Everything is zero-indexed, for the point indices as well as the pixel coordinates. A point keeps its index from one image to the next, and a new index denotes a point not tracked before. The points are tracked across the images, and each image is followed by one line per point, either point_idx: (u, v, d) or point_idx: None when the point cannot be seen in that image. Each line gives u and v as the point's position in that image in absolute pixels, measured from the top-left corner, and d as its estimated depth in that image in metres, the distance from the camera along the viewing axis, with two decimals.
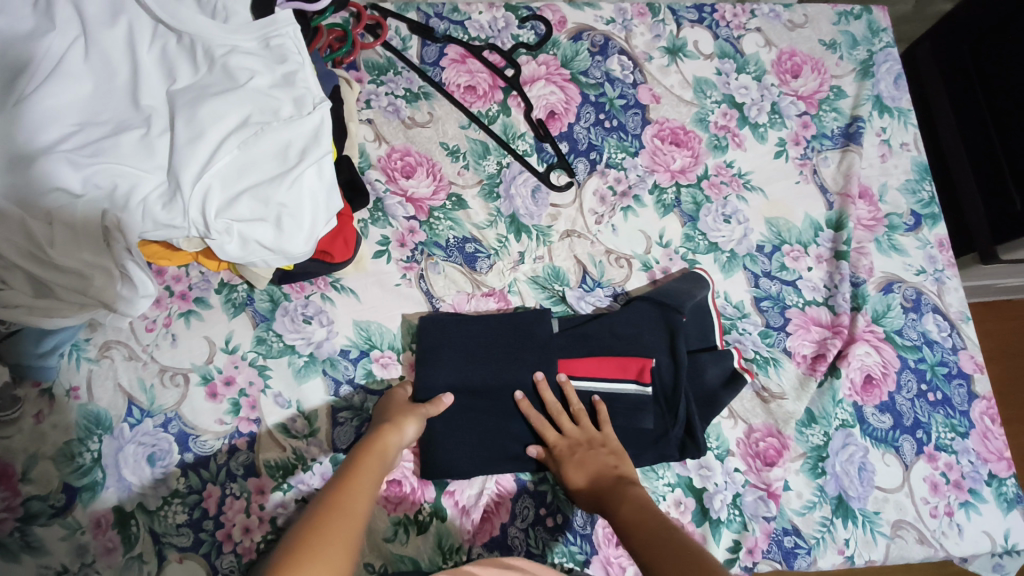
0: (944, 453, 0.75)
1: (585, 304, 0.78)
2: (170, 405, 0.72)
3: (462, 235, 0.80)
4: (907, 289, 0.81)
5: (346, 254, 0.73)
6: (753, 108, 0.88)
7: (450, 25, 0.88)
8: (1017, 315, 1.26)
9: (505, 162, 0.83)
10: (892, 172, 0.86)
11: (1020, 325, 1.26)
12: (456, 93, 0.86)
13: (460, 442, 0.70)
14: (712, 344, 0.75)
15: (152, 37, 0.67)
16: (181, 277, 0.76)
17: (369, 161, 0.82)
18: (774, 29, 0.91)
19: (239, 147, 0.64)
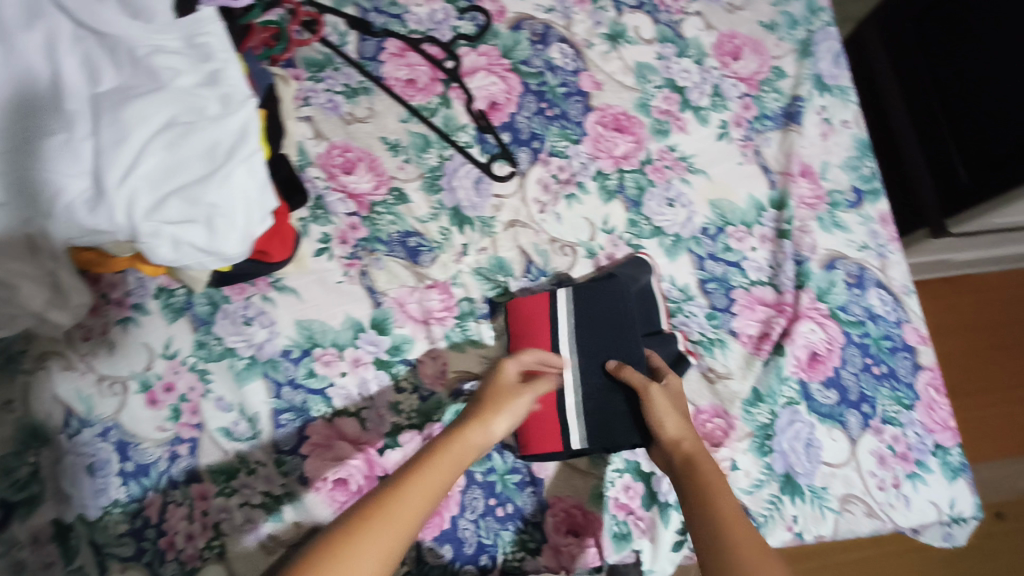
0: (890, 426, 0.76)
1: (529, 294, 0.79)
2: (109, 414, 0.71)
3: (404, 230, 0.79)
4: (850, 265, 0.82)
5: (284, 253, 0.72)
6: (695, 91, 0.88)
7: (388, 19, 0.87)
8: (953, 292, 1.29)
9: (447, 154, 0.83)
10: (834, 150, 0.87)
11: (958, 301, 1.29)
12: (396, 87, 0.85)
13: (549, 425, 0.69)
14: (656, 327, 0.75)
15: (71, 41, 0.62)
16: (117, 284, 0.74)
17: (308, 159, 0.81)
18: (714, 12, 0.91)
19: (166, 148, 0.62)
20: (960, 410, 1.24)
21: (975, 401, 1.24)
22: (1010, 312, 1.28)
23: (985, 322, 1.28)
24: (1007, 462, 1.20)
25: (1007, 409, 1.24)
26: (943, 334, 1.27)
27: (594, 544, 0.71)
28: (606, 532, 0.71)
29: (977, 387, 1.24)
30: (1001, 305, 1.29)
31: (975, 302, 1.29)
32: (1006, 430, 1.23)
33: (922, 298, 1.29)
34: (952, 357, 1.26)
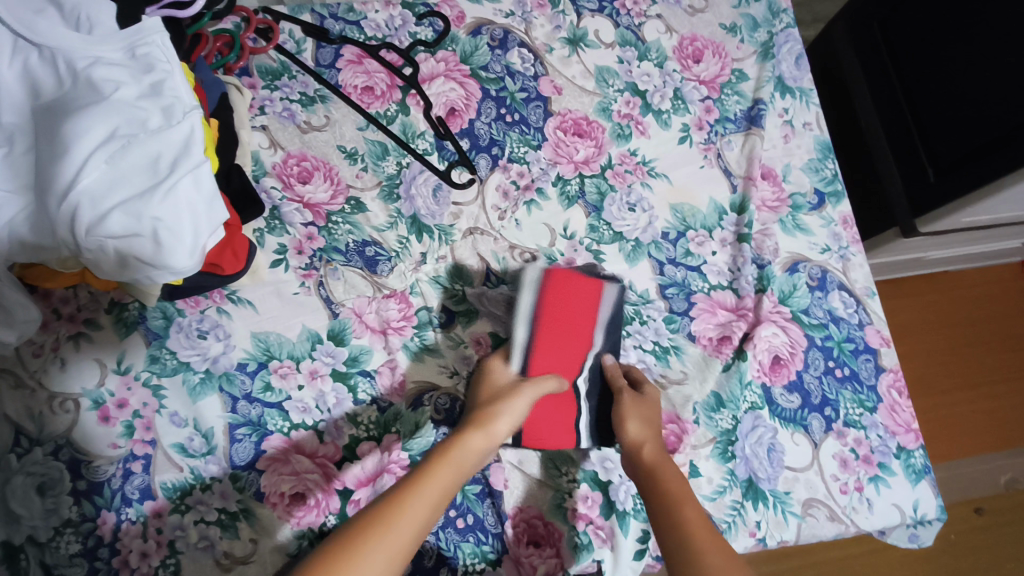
0: (853, 429, 0.76)
1: (486, 301, 0.78)
2: (60, 431, 0.69)
3: (362, 239, 0.78)
4: (813, 268, 0.81)
5: (236, 266, 0.71)
6: (656, 95, 0.87)
7: (345, 25, 0.86)
8: (923, 290, 1.29)
9: (405, 162, 0.82)
10: (795, 152, 0.86)
11: (928, 299, 1.29)
12: (353, 95, 0.84)
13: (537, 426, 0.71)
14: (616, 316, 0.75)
15: (10, 52, 0.62)
16: (68, 299, 0.73)
17: (264, 169, 0.79)
18: (675, 15, 0.91)
19: (107, 161, 0.59)
20: (933, 408, 1.23)
21: (947, 399, 1.24)
22: (979, 309, 1.29)
23: (954, 320, 1.28)
24: (982, 458, 1.20)
25: (978, 406, 1.24)
26: (913, 333, 1.27)
27: (555, 555, 0.70)
28: (566, 543, 0.70)
29: (949, 385, 1.24)
30: (969, 303, 1.29)
31: (944, 301, 1.29)
32: (978, 427, 1.23)
33: (888, 299, 1.29)
34: (923, 356, 1.26)
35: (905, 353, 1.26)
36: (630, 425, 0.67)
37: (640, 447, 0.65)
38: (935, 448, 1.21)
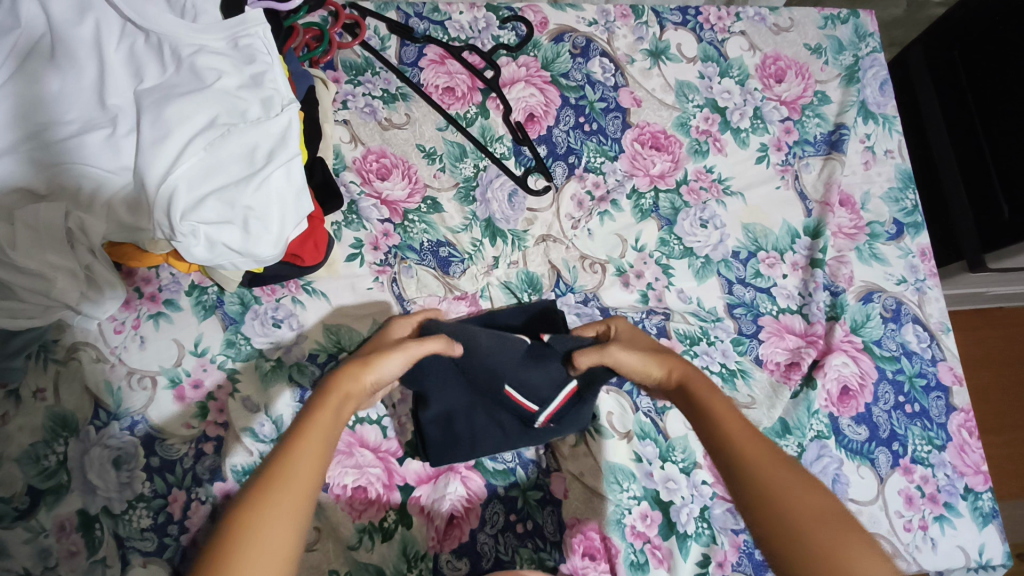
0: (920, 466, 0.74)
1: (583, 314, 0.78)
2: (137, 408, 0.71)
3: (436, 239, 0.79)
4: (887, 299, 0.80)
5: (316, 258, 0.72)
6: (736, 112, 0.86)
7: (430, 25, 0.87)
8: (989, 323, 1.26)
9: (482, 165, 0.83)
10: (875, 180, 0.85)
11: (994, 332, 1.25)
12: (435, 94, 0.84)
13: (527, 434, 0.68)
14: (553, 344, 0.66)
15: (119, 37, 0.63)
16: (150, 279, 0.75)
17: (344, 163, 0.80)
18: (759, 32, 0.89)
19: (205, 149, 0.61)
20: (1005, 444, 1.19)
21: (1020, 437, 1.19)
22: None
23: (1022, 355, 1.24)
24: None
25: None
26: (984, 365, 1.23)
27: (610, 570, 0.69)
28: (623, 560, 0.69)
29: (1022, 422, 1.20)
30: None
31: (1008, 335, 1.25)
32: None
33: (963, 329, 1.26)
34: (995, 389, 1.22)
35: (975, 385, 1.23)
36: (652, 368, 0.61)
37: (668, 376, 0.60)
38: (1003, 485, 1.17)
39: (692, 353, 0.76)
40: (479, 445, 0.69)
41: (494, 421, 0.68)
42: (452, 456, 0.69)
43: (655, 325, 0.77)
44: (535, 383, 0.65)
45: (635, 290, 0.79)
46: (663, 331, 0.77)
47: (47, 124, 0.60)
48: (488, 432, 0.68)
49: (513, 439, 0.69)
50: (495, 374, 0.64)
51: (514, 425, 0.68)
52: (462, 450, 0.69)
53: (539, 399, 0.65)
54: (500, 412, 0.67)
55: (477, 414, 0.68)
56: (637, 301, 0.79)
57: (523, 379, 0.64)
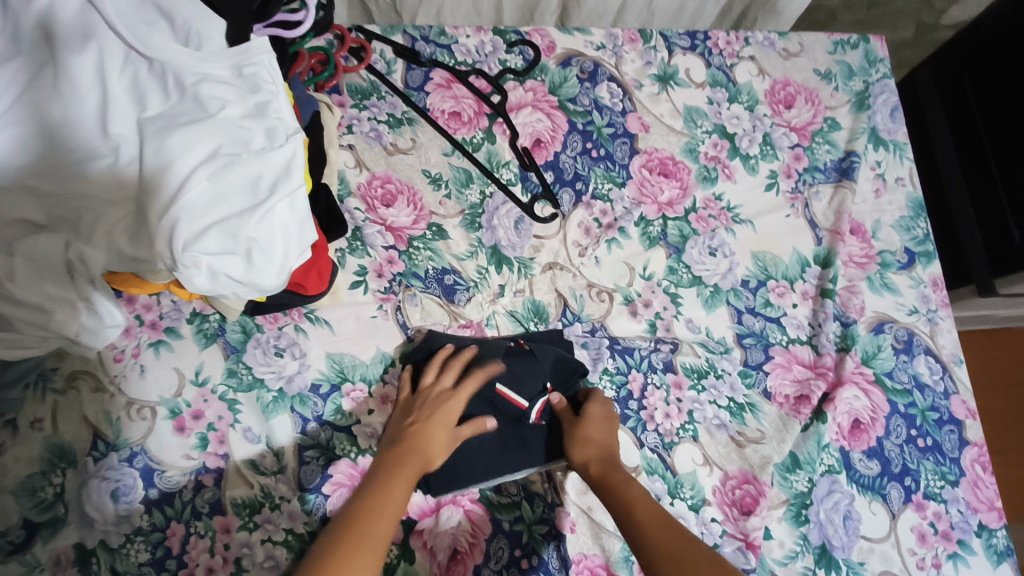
0: (933, 502, 0.73)
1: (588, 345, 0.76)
2: (136, 438, 0.69)
3: (441, 266, 0.78)
4: (899, 330, 0.79)
5: (320, 287, 0.71)
6: (745, 138, 0.85)
7: (436, 49, 0.86)
8: (996, 344, 1.24)
9: (488, 191, 0.82)
10: (886, 208, 0.84)
11: (1000, 353, 1.24)
12: (440, 119, 0.84)
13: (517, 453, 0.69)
14: (529, 351, 0.71)
15: (122, 63, 0.62)
16: (152, 306, 0.74)
17: (348, 189, 0.79)
18: (768, 57, 0.89)
19: (209, 179, 0.59)
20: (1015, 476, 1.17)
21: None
22: None
23: None
24: None
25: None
26: (993, 387, 1.21)
27: None
28: None
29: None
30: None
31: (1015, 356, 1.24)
32: None
33: (969, 351, 1.24)
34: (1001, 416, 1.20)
35: (984, 408, 1.21)
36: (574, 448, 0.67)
37: (588, 466, 0.66)
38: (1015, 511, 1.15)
39: (699, 387, 0.75)
40: (476, 465, 0.68)
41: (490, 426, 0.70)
42: (454, 483, 0.67)
43: (662, 360, 0.76)
44: (524, 378, 0.70)
45: (643, 320, 0.78)
46: (669, 366, 0.76)
47: (45, 151, 0.59)
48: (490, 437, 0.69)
49: (509, 457, 0.69)
50: (485, 367, 0.70)
51: (507, 427, 0.70)
52: (460, 474, 0.67)
53: (526, 395, 0.69)
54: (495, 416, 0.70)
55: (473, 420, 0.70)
56: (645, 331, 0.77)
57: (511, 371, 0.70)
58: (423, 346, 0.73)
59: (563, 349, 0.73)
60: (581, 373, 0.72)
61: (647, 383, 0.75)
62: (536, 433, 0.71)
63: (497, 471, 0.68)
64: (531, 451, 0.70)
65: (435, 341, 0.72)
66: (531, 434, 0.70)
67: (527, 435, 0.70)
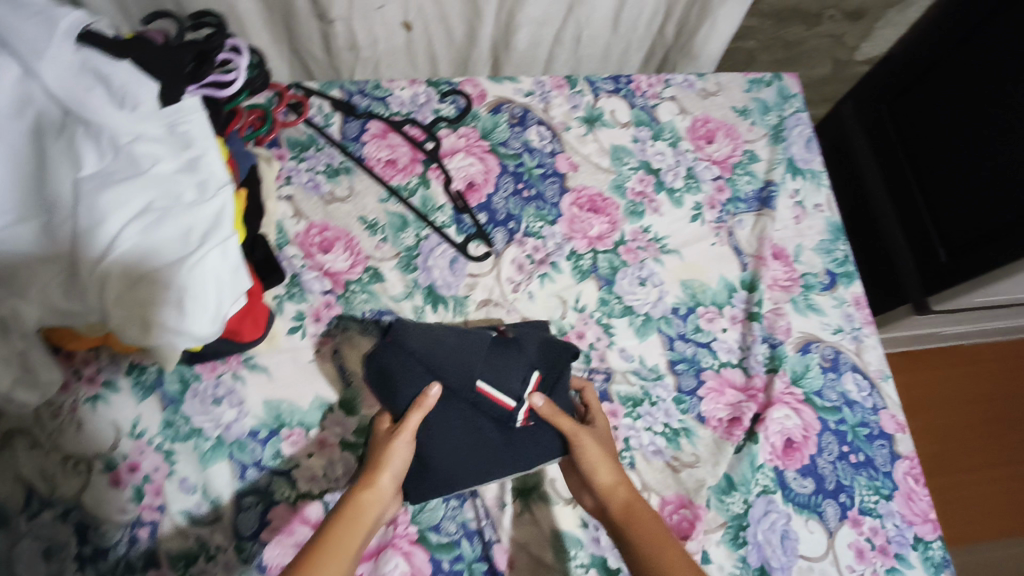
0: (868, 517, 0.74)
1: None
2: (71, 494, 0.69)
3: (377, 307, 0.80)
4: (825, 349, 0.81)
5: (255, 334, 0.73)
6: (669, 173, 0.89)
7: (372, 101, 0.91)
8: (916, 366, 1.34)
9: (423, 234, 0.84)
10: (807, 233, 0.87)
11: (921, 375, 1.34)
12: (377, 167, 0.87)
13: (501, 455, 0.66)
14: (512, 343, 0.68)
15: (58, 127, 0.63)
16: (90, 360, 0.74)
17: (287, 238, 0.82)
18: (688, 97, 0.94)
19: (141, 234, 0.63)
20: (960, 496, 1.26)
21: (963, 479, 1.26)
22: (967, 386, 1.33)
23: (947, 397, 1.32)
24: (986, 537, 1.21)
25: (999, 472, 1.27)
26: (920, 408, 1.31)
27: None
28: None
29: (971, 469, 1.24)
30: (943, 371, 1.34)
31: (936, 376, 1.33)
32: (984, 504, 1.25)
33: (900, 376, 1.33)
34: (930, 434, 1.30)
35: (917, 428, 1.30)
36: (602, 471, 0.65)
37: (614, 493, 0.65)
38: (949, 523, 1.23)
39: (634, 415, 0.77)
40: (465, 468, 0.65)
41: (475, 430, 0.65)
42: (438, 485, 0.66)
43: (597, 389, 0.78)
44: (508, 378, 0.66)
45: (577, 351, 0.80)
46: (604, 395, 0.77)
47: None
48: (478, 442, 0.65)
49: (498, 460, 0.66)
50: (466, 370, 0.65)
51: (494, 432, 0.66)
52: (441, 480, 0.66)
53: (513, 397, 0.66)
54: (477, 418, 0.66)
55: (453, 427, 0.65)
56: (580, 363, 0.79)
57: (495, 370, 0.66)
58: (392, 340, 0.66)
59: (548, 335, 0.71)
60: (573, 351, 0.70)
61: None
62: (523, 433, 0.67)
63: (485, 474, 0.66)
64: (522, 452, 0.66)
65: (409, 334, 0.65)
66: (518, 435, 0.66)
67: (516, 437, 0.66)
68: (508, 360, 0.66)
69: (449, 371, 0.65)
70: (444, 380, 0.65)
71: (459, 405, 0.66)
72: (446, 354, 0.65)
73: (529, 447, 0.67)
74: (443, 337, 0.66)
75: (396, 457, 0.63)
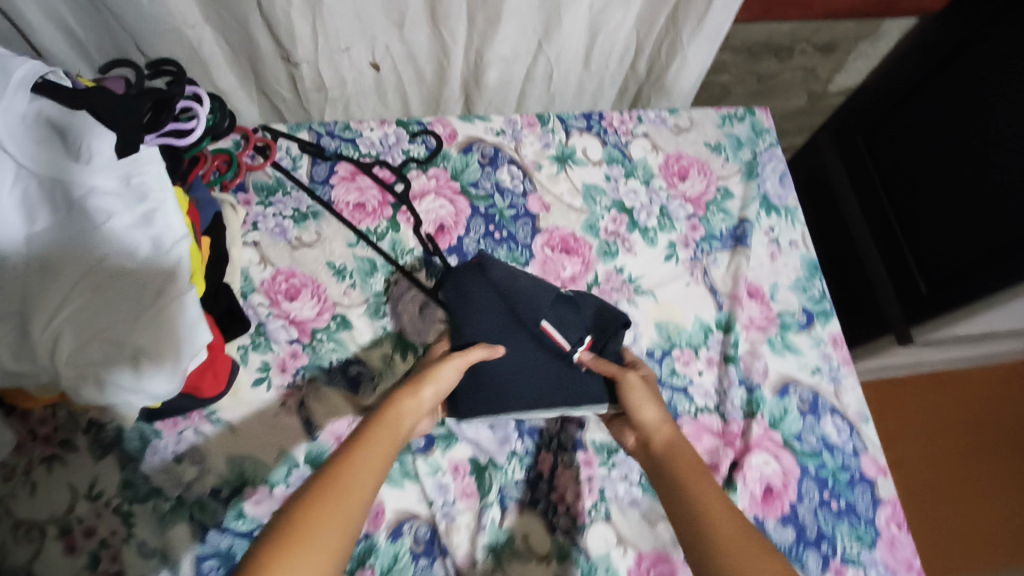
0: (851, 567, 0.72)
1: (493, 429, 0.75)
2: (23, 562, 0.66)
3: (345, 357, 0.78)
4: (803, 391, 0.80)
5: (216, 389, 0.70)
6: (643, 212, 0.88)
7: (341, 143, 0.89)
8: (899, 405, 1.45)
9: (392, 279, 0.83)
10: (782, 271, 0.86)
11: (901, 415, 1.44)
12: (345, 211, 0.86)
13: (548, 389, 0.69)
14: (574, 300, 0.74)
15: (10, 179, 0.59)
16: (46, 419, 0.72)
17: (252, 285, 0.80)
18: (661, 134, 0.93)
19: (93, 291, 0.59)
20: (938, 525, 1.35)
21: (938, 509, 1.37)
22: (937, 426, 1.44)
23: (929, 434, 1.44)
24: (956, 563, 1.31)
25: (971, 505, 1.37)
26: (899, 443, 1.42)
27: None
28: None
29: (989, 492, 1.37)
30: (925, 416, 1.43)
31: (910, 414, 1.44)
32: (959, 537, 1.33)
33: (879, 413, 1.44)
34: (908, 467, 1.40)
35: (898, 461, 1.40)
36: (647, 410, 0.67)
37: (658, 431, 0.66)
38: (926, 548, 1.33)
39: (609, 464, 0.74)
40: (519, 394, 0.69)
41: (534, 361, 0.70)
42: (491, 406, 0.68)
43: (571, 438, 0.76)
44: (571, 323, 0.72)
45: None
46: (579, 444, 0.75)
47: None
48: (537, 373, 0.70)
49: (547, 393, 0.69)
50: (535, 308, 0.71)
51: (551, 368, 0.70)
52: (494, 400, 0.68)
53: (570, 339, 0.71)
54: (538, 352, 0.71)
55: (517, 355, 0.70)
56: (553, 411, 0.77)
57: (558, 315, 0.72)
58: (475, 267, 0.74)
59: (607, 303, 0.75)
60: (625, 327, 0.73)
61: (556, 464, 0.74)
62: (574, 372, 0.71)
63: (535, 405, 0.69)
64: (576, 390, 0.70)
65: (491, 270, 0.73)
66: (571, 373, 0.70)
67: (573, 376, 0.71)
68: (567, 317, 0.72)
69: (523, 301, 0.71)
70: (515, 312, 0.71)
71: (524, 336, 0.71)
72: (518, 292, 0.72)
73: (582, 390, 0.70)
74: (517, 278, 0.73)
75: (447, 373, 0.65)
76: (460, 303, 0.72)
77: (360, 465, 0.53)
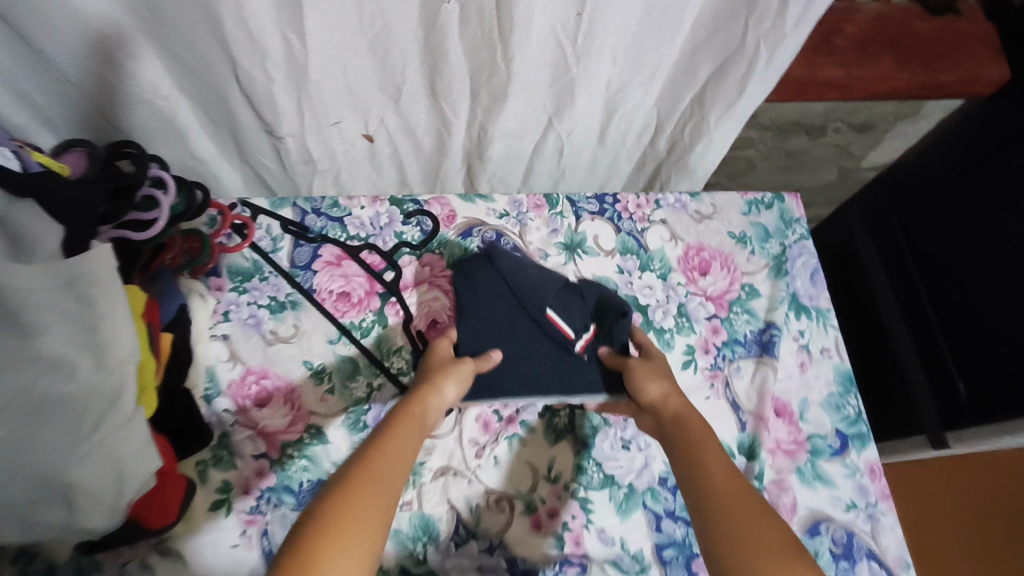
0: None
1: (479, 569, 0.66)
2: None
3: (317, 477, 0.69)
4: (837, 530, 0.70)
5: (165, 522, 0.61)
6: (658, 311, 0.79)
7: (328, 222, 0.81)
8: None
9: (376, 383, 0.74)
10: (813, 384, 0.77)
11: None
12: (328, 301, 0.77)
13: (546, 381, 0.68)
14: (580, 290, 0.72)
15: None
16: None
17: (218, 387, 0.71)
18: (680, 221, 0.84)
19: (19, 419, 0.46)
20: None
21: None
22: None
23: None
24: None
25: None
26: None
27: None
28: None
29: None
30: None
31: None
32: None
33: None
34: None
35: None
36: (648, 385, 0.64)
37: (665, 401, 0.63)
38: None
39: None
40: (515, 377, 0.68)
41: (534, 345, 0.70)
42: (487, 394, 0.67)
43: None
44: (575, 308, 0.71)
45: (549, 533, 0.68)
46: None
47: None
48: (534, 361, 0.69)
49: (543, 382, 0.68)
50: (540, 295, 0.70)
51: (551, 352, 0.70)
52: (492, 385, 0.68)
53: (575, 325, 0.70)
54: (540, 338, 0.70)
55: (518, 340, 0.70)
56: (552, 547, 0.68)
57: (564, 302, 0.70)
58: (485, 257, 0.75)
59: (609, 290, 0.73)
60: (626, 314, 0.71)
61: None
62: (575, 360, 0.69)
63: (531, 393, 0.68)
64: (572, 376, 0.69)
65: (496, 260, 0.74)
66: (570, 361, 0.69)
67: (572, 363, 0.69)
68: (571, 304, 0.71)
69: (525, 287, 0.71)
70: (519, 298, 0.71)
71: (526, 322, 0.71)
72: (523, 279, 0.72)
73: (580, 377, 0.69)
74: (526, 270, 0.73)
75: (463, 369, 0.64)
76: (469, 294, 0.73)
77: (389, 456, 0.50)
